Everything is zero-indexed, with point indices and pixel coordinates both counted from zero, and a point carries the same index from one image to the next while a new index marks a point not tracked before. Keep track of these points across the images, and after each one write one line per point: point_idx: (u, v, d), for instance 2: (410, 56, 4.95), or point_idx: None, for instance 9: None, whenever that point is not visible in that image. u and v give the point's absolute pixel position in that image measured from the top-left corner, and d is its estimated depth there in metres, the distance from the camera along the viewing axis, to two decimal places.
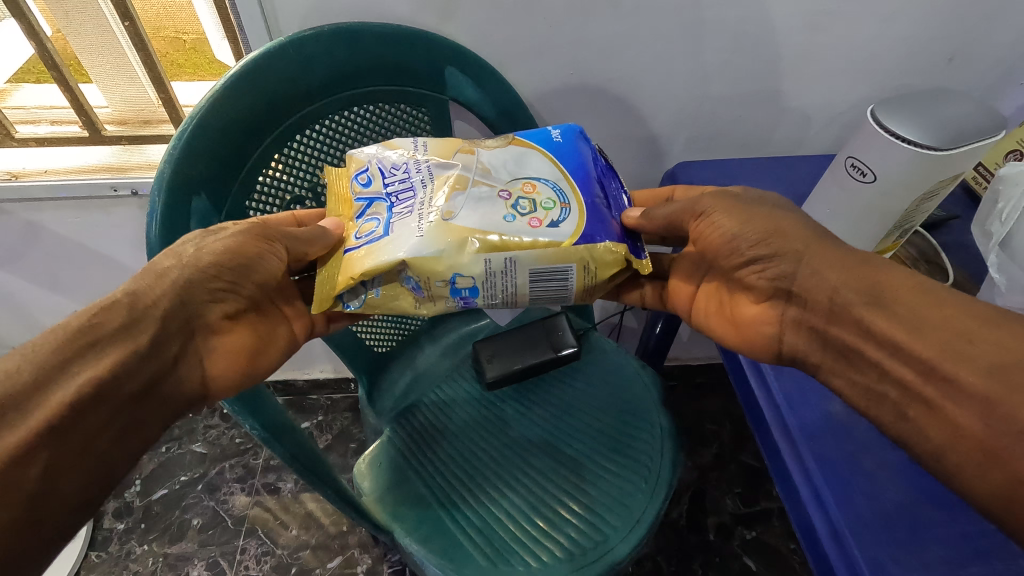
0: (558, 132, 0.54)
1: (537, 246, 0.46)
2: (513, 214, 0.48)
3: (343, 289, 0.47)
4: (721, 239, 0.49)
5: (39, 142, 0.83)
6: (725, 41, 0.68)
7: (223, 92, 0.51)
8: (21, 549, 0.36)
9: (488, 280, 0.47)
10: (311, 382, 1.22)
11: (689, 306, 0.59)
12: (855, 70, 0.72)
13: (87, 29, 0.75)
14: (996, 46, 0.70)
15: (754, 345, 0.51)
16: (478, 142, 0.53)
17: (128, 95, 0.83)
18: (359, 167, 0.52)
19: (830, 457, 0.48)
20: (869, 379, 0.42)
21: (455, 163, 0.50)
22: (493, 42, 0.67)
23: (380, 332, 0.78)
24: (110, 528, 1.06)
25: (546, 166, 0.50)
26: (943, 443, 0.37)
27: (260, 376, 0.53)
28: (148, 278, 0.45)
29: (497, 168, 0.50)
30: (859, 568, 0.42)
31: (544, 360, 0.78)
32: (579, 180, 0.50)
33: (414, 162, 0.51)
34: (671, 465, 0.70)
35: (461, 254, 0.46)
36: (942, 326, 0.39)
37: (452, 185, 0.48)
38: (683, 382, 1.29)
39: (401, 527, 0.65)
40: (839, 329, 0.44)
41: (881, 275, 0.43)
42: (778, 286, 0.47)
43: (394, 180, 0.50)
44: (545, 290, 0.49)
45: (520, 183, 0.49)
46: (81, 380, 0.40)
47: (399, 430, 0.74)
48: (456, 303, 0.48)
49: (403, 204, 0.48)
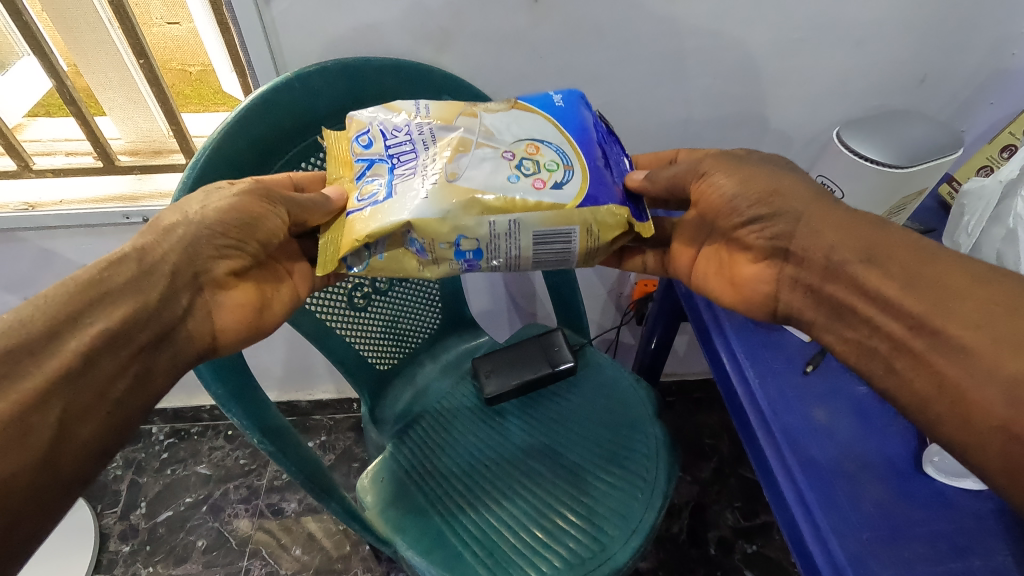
0: (559, 96, 0.53)
1: (542, 208, 0.47)
2: (517, 175, 0.48)
3: (348, 251, 0.47)
4: (721, 199, 0.51)
5: (56, 173, 0.86)
6: (709, 67, 0.72)
7: (236, 124, 0.54)
8: (41, 494, 0.38)
9: (492, 242, 0.47)
10: (314, 402, 1.23)
11: (689, 269, 0.59)
12: (832, 93, 0.76)
13: (106, 69, 0.80)
14: (963, 70, 0.74)
15: (752, 303, 0.54)
16: (483, 104, 0.52)
17: (141, 126, 0.87)
18: (359, 129, 0.52)
19: (816, 461, 0.50)
20: (859, 334, 0.44)
21: (459, 126, 0.50)
22: (488, 72, 0.71)
23: (382, 349, 0.80)
24: (115, 550, 1.07)
25: (549, 129, 0.50)
26: (926, 393, 0.39)
27: (264, 334, 0.54)
28: (154, 234, 0.47)
29: (500, 130, 0.50)
30: (840, 564, 0.44)
31: (543, 376, 0.80)
32: (581, 143, 0.50)
33: (415, 124, 0.50)
34: (667, 475, 0.71)
35: (466, 215, 0.46)
36: (932, 284, 0.40)
37: (455, 148, 0.48)
38: (681, 398, 1.30)
39: (403, 540, 0.66)
40: (834, 287, 0.46)
41: (875, 236, 0.44)
42: (776, 245, 0.49)
43: (396, 142, 0.50)
44: (549, 253, 0.49)
45: (524, 144, 0.49)
46: (94, 330, 0.42)
47: (401, 446, 0.76)
48: (459, 266, 0.48)
49: (404, 165, 0.48)
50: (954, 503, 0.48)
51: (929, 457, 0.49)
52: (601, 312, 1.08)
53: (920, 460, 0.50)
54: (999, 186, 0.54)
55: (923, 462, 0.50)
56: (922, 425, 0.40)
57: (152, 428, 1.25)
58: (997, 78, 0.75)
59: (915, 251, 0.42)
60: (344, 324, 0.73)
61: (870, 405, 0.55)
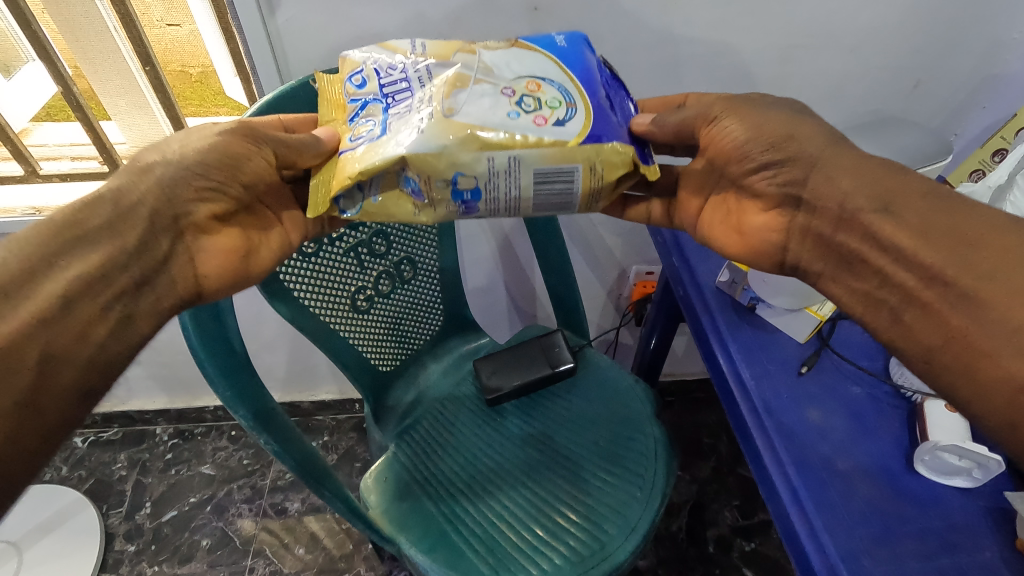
0: (563, 38, 0.52)
1: (542, 145, 0.45)
2: (517, 110, 0.46)
3: (339, 190, 0.46)
4: (732, 145, 0.48)
5: (62, 178, 0.86)
6: (705, 72, 0.73)
7: None
8: (22, 435, 0.38)
9: (491, 180, 0.45)
10: (317, 403, 1.24)
11: (696, 219, 0.57)
12: (828, 98, 0.77)
13: (111, 75, 0.81)
14: (956, 74, 0.75)
15: (759, 254, 0.52)
16: (478, 44, 0.51)
17: (145, 131, 0.87)
18: (354, 70, 0.52)
19: (809, 460, 0.51)
20: (869, 285, 0.45)
21: (456, 62, 0.48)
22: None
23: (383, 350, 0.81)
24: (121, 550, 1.08)
25: (551, 67, 0.49)
26: (933, 344, 0.41)
27: (250, 282, 0.52)
28: (132, 176, 0.46)
29: (500, 68, 0.48)
30: (832, 560, 0.45)
31: (542, 377, 0.81)
32: (584, 82, 0.48)
33: (412, 63, 0.50)
34: (666, 474, 0.73)
35: (463, 150, 0.44)
36: (947, 231, 0.41)
37: (452, 84, 0.46)
38: (680, 399, 1.31)
39: (407, 539, 0.68)
40: (846, 235, 0.46)
41: (888, 182, 0.45)
42: (788, 192, 0.48)
43: (391, 81, 0.49)
44: (550, 194, 0.47)
45: (524, 81, 0.48)
46: (69, 273, 0.42)
47: (404, 446, 0.78)
48: (458, 208, 0.47)
49: (399, 104, 0.47)
50: (944, 501, 0.49)
51: (919, 455, 0.50)
52: (601, 312, 1.09)
53: (911, 459, 0.51)
54: (989, 191, 0.54)
55: (914, 460, 0.51)
56: (927, 375, 0.41)
57: (156, 430, 1.26)
58: (990, 82, 0.76)
59: (931, 198, 0.43)
60: (346, 326, 0.74)
61: (862, 405, 0.56)
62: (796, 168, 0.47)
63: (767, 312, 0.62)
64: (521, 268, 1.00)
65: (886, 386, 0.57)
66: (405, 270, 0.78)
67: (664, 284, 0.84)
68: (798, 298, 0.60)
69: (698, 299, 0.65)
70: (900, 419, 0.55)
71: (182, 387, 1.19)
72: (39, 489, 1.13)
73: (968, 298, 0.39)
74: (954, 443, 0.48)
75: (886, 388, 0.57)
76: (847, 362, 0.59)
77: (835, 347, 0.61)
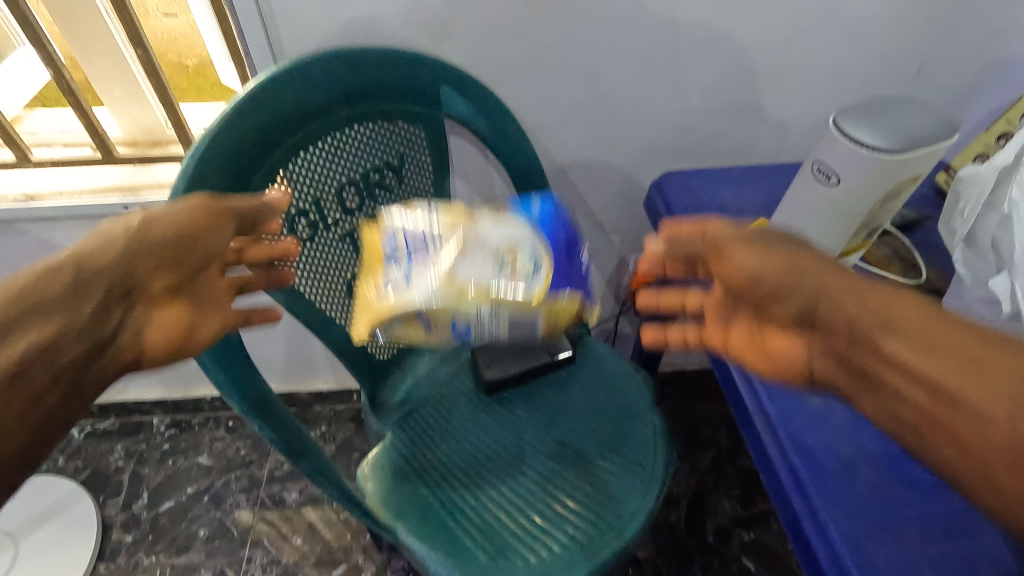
0: (537, 201, 0.61)
1: (514, 301, 0.53)
2: (500, 275, 0.53)
3: (370, 326, 0.56)
4: (742, 276, 0.46)
5: (54, 164, 0.86)
6: (706, 56, 0.72)
7: (235, 112, 0.54)
8: None
9: (478, 324, 0.55)
10: (315, 393, 1.24)
11: (720, 347, 0.51)
12: (831, 81, 0.76)
13: (103, 59, 0.80)
14: (961, 57, 0.74)
15: (790, 377, 0.45)
16: (478, 208, 0.59)
17: (138, 116, 0.86)
18: (389, 231, 0.57)
19: (811, 446, 0.50)
20: (890, 403, 0.38)
21: (459, 230, 0.56)
22: (485, 61, 0.71)
23: (382, 339, 0.79)
24: (118, 540, 1.08)
25: (527, 230, 0.57)
26: (955, 465, 0.34)
27: (191, 355, 0.51)
28: (94, 245, 0.45)
29: (491, 237, 0.56)
30: (835, 545, 0.45)
31: (540, 364, 0.80)
32: (553, 246, 0.56)
33: (429, 228, 0.56)
34: (666, 461, 0.72)
35: (457, 304, 0.52)
36: (957, 351, 0.35)
37: (453, 248, 0.54)
38: (679, 389, 1.30)
39: (405, 527, 0.67)
40: (859, 356, 0.39)
41: (888, 302, 0.39)
42: (804, 318, 0.43)
43: (413, 241, 0.56)
44: (518, 331, 0.58)
45: (506, 244, 0.55)
46: (19, 346, 0.39)
47: (401, 434, 0.77)
48: (453, 336, 0.57)
49: (418, 256, 0.55)
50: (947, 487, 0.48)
51: None
52: (600, 301, 1.09)
53: None
54: (995, 173, 0.53)
55: None
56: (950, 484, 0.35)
57: (153, 420, 1.25)
58: (995, 65, 0.75)
59: (928, 313, 0.38)
60: (344, 314, 0.73)
61: None
62: (788, 288, 0.44)
63: None
64: None
65: None
66: None
67: None
68: None
69: None
70: None
71: (178, 377, 1.19)
72: (34, 479, 1.13)
73: (987, 417, 0.33)
74: None
75: None
76: None
77: None
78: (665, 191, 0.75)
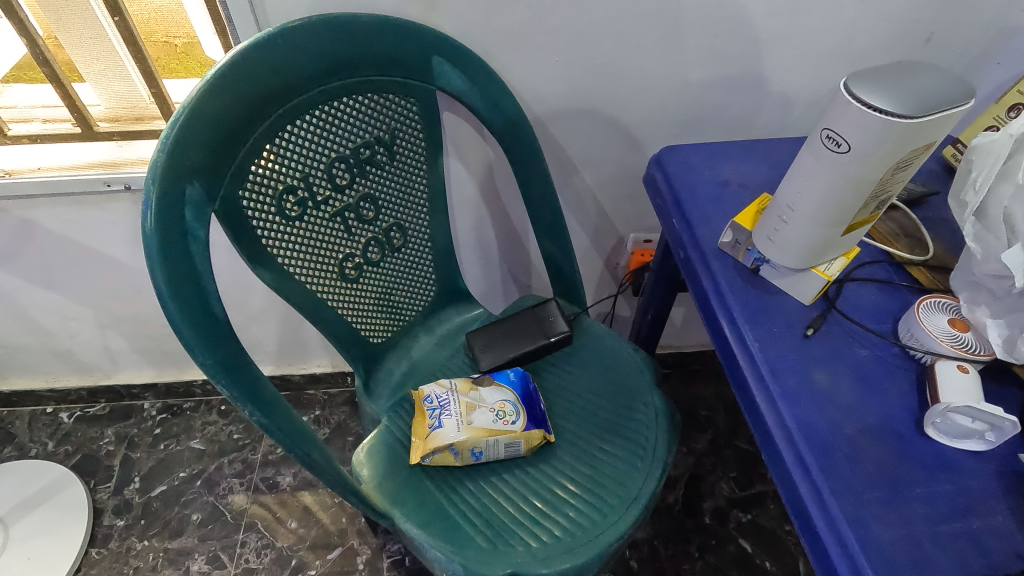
0: (514, 371, 0.75)
1: (510, 433, 0.68)
2: (497, 419, 0.69)
3: (423, 455, 0.68)
4: None
5: (32, 140, 0.81)
6: (707, 25, 0.69)
7: (214, 81, 0.52)
8: None
9: (488, 446, 0.67)
10: (308, 376, 1.22)
11: None
12: (836, 52, 0.73)
13: (79, 26, 0.75)
14: (971, 26, 0.72)
15: None
16: (473, 378, 0.74)
17: (119, 90, 0.82)
18: (425, 396, 0.72)
19: (815, 425, 0.49)
20: None
21: (464, 394, 0.71)
22: (478, 31, 0.68)
23: (375, 321, 0.77)
24: (109, 525, 1.07)
25: (507, 393, 0.72)
26: None
27: None
28: None
29: (486, 393, 0.72)
30: (840, 527, 0.43)
31: (536, 347, 0.78)
32: (526, 399, 0.71)
33: (449, 392, 0.72)
34: (667, 444, 0.71)
35: (476, 439, 0.67)
36: None
37: (468, 408, 0.70)
38: (677, 370, 1.29)
39: (401, 512, 0.65)
40: None
41: None
42: None
43: (443, 411, 0.70)
44: (506, 455, 0.69)
45: (499, 401, 0.71)
46: None
47: (397, 420, 0.75)
48: (471, 460, 0.68)
49: (447, 410, 0.70)
50: (954, 464, 0.47)
51: (931, 419, 0.48)
52: (597, 282, 1.07)
53: (921, 421, 0.50)
54: (1011, 140, 0.51)
55: (924, 423, 0.49)
56: None
57: (144, 404, 1.24)
58: (1006, 34, 0.73)
59: None
60: (335, 295, 0.70)
61: (869, 367, 0.54)
62: None
63: (771, 273, 0.60)
64: (515, 235, 0.97)
65: (894, 348, 0.55)
66: (396, 238, 0.74)
67: (663, 250, 0.81)
68: (803, 257, 0.56)
69: (700, 263, 0.63)
70: (909, 381, 0.53)
71: (169, 360, 1.17)
72: (24, 464, 1.11)
73: None
74: (967, 404, 0.47)
75: (894, 350, 0.55)
76: (854, 324, 0.57)
77: (842, 309, 0.58)
78: (665, 165, 0.73)
